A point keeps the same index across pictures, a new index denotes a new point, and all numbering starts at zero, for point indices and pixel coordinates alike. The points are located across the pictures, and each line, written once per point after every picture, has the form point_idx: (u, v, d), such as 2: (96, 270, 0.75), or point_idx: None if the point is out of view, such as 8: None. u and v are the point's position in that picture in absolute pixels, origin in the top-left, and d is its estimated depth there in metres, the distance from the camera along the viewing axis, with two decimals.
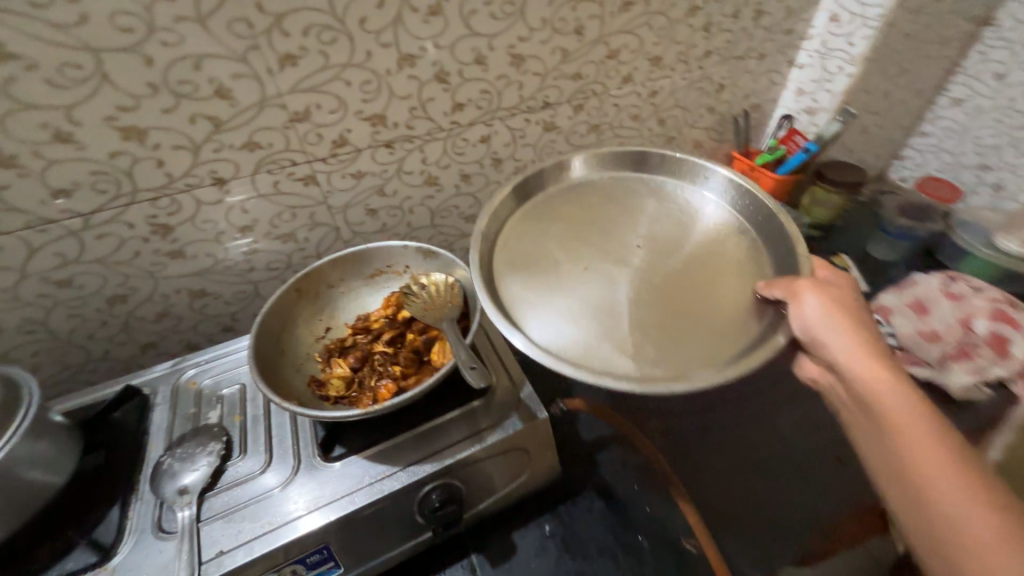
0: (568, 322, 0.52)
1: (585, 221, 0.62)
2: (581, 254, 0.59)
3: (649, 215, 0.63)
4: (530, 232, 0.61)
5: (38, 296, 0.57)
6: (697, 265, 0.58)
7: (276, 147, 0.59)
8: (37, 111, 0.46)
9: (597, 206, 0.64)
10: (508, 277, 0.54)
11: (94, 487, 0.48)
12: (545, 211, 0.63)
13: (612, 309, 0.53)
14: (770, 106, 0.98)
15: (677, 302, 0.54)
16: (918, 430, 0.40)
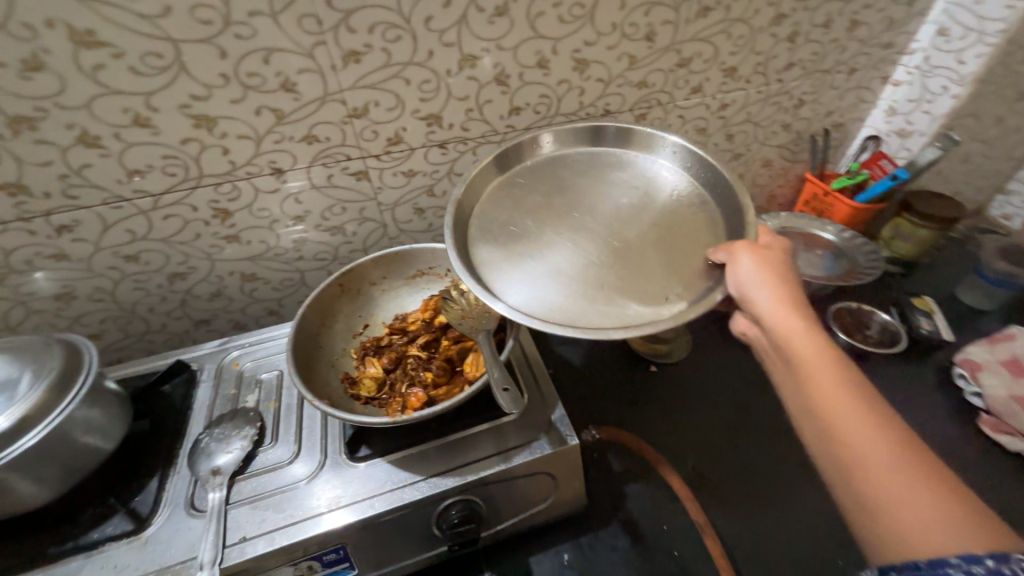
0: (543, 292, 0.47)
1: (554, 186, 0.56)
2: (552, 222, 0.53)
3: (618, 183, 0.56)
4: (496, 200, 0.55)
5: (109, 268, 0.61)
6: (674, 224, 0.52)
7: (333, 142, 0.60)
8: (120, 96, 0.49)
9: (561, 170, 0.58)
10: (488, 248, 0.50)
11: (139, 456, 0.50)
12: (519, 181, 0.57)
13: (584, 270, 0.49)
14: (854, 126, 0.89)
15: (649, 265, 0.49)
16: (841, 387, 0.36)
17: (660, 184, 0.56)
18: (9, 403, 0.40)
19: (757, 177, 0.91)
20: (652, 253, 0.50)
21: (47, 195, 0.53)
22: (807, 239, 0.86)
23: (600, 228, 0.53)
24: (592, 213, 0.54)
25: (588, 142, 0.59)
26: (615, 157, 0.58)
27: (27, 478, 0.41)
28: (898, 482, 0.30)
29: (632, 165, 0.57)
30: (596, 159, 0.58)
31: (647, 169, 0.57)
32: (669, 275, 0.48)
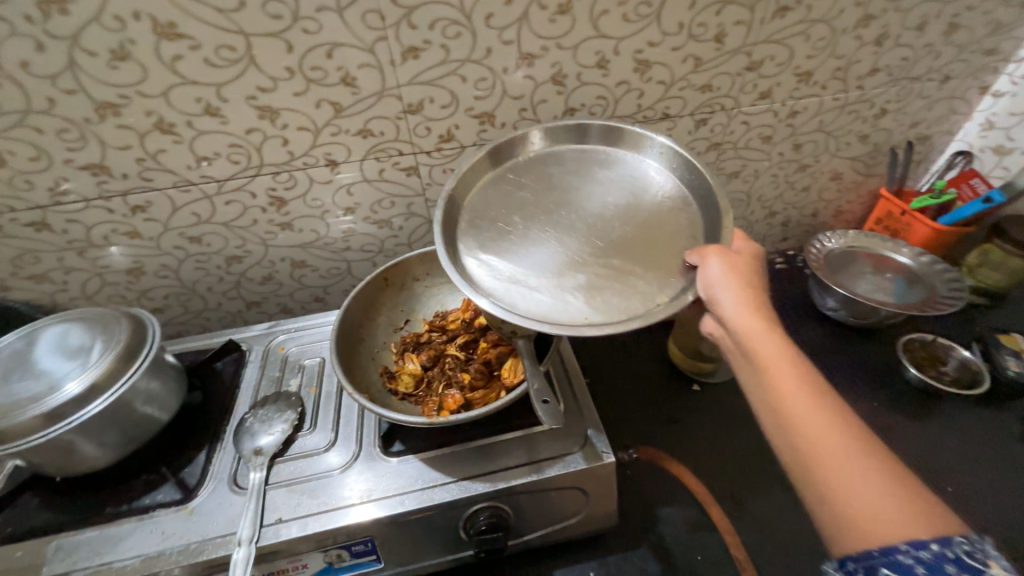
0: (528, 290, 0.46)
1: (542, 183, 0.54)
2: (538, 219, 0.51)
3: (605, 180, 0.54)
4: (483, 195, 0.54)
5: (175, 247, 0.65)
6: (659, 224, 0.51)
7: (387, 137, 0.61)
8: (194, 86, 0.52)
9: (550, 165, 0.56)
10: (479, 246, 0.49)
11: (189, 428, 0.53)
12: (504, 177, 0.55)
13: (566, 267, 0.48)
14: (942, 139, 0.81)
15: (629, 264, 0.48)
16: (803, 393, 0.38)
17: (645, 183, 0.53)
18: (83, 370, 0.43)
19: (825, 191, 0.84)
20: (632, 252, 0.49)
21: (125, 176, 0.57)
22: (875, 260, 0.80)
23: (583, 226, 0.51)
24: (575, 210, 0.52)
25: (580, 141, 0.56)
26: (604, 156, 0.56)
27: (92, 441, 0.44)
28: (854, 481, 0.33)
29: (620, 165, 0.55)
30: (586, 156, 0.56)
31: (634, 168, 0.55)
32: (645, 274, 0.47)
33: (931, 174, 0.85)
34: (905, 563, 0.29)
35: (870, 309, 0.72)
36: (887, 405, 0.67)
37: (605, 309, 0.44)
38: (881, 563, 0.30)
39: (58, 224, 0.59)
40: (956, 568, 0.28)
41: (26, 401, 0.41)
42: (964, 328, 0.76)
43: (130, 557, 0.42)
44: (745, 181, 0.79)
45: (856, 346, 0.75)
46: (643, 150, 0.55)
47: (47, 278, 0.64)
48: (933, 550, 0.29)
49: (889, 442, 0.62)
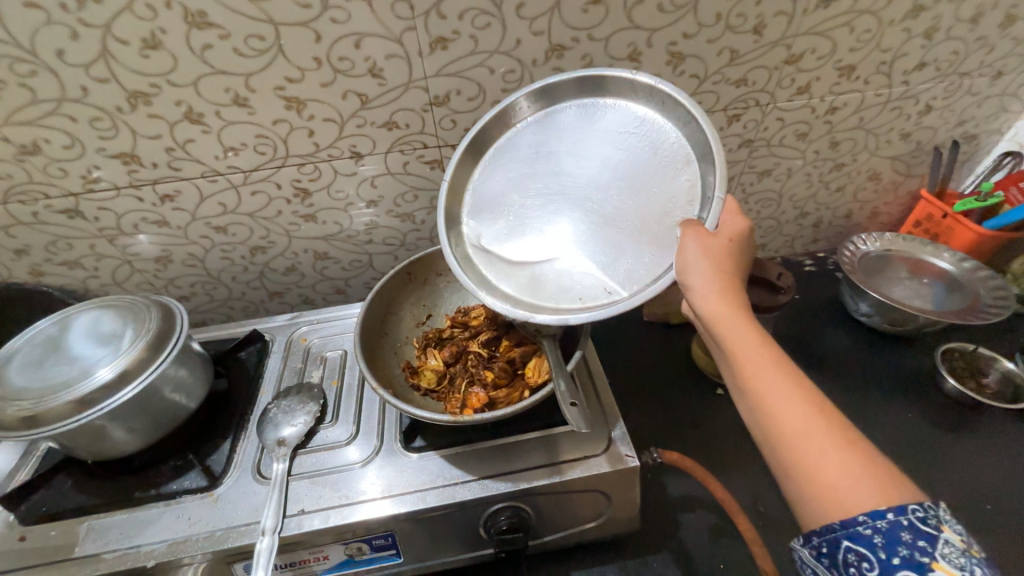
0: (518, 275, 0.47)
1: (539, 149, 0.50)
2: (532, 195, 0.49)
3: (604, 138, 0.47)
4: (488, 171, 0.53)
5: (201, 237, 0.66)
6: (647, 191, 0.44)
7: (412, 129, 0.60)
8: (223, 77, 0.52)
9: (546, 125, 0.51)
10: (476, 232, 0.51)
11: (215, 416, 0.54)
12: (507, 145, 0.52)
13: (553, 247, 0.47)
14: (989, 139, 0.77)
15: (611, 243, 0.45)
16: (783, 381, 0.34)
17: (645, 136, 0.46)
18: (115, 356, 0.44)
19: (861, 191, 0.81)
20: (616, 229, 0.45)
21: (155, 165, 0.57)
22: (913, 264, 0.77)
23: (575, 199, 0.48)
24: (569, 178, 0.48)
25: (578, 93, 0.49)
26: (605, 105, 0.48)
27: (123, 426, 0.45)
28: (821, 457, 0.31)
29: (626, 112, 0.47)
30: (586, 107, 0.49)
31: (638, 116, 0.46)
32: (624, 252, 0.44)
33: (976, 175, 0.81)
34: (865, 535, 0.29)
35: (907, 316, 0.69)
36: (922, 416, 0.64)
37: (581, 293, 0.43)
38: (842, 536, 0.29)
39: (90, 212, 0.60)
40: (911, 534, 0.28)
41: (60, 386, 0.42)
42: (1006, 338, 0.73)
43: (158, 542, 0.43)
44: (776, 179, 0.76)
45: (889, 354, 0.72)
46: (645, 93, 0.46)
47: (79, 265, 0.66)
48: (889, 519, 0.28)
49: (924, 455, 0.60)
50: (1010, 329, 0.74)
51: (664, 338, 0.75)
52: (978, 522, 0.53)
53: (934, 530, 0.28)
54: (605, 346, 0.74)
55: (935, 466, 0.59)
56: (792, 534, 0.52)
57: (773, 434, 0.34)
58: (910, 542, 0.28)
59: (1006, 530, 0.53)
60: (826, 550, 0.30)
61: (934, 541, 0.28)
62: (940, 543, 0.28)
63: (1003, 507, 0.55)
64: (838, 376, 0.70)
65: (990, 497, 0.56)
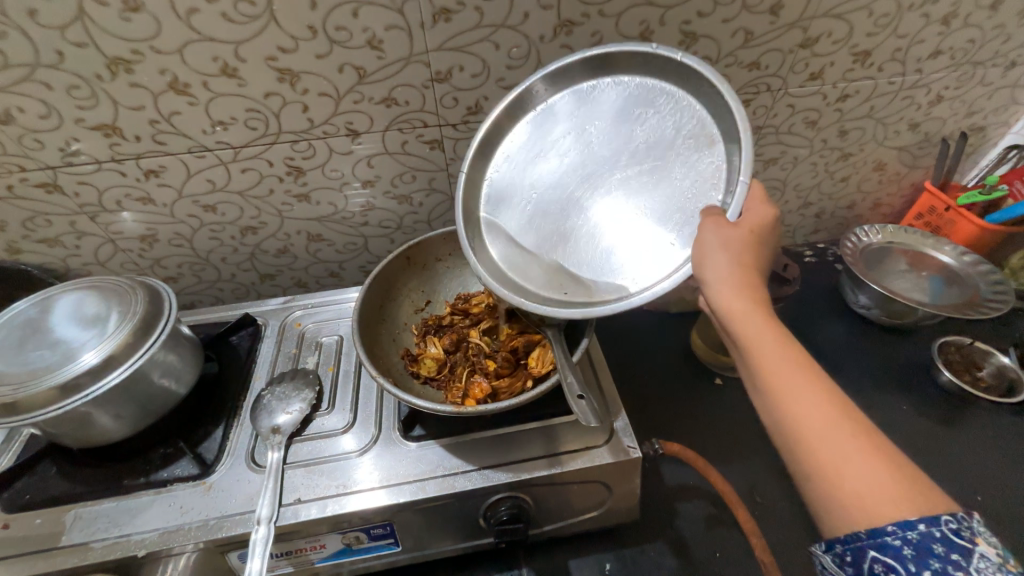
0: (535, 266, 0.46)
1: (557, 135, 0.49)
2: (551, 181, 0.48)
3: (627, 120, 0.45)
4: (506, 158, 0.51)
5: (189, 215, 0.63)
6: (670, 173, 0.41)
7: (412, 106, 0.57)
8: (211, 44, 0.48)
9: (564, 112, 0.49)
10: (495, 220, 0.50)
11: (206, 402, 0.52)
12: (525, 134, 0.51)
13: (571, 236, 0.45)
14: (996, 132, 0.76)
15: (627, 231, 0.42)
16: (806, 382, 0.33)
17: (670, 117, 0.43)
18: (100, 340, 0.42)
19: (865, 182, 0.80)
20: (634, 213, 0.42)
21: (138, 138, 0.54)
22: (913, 257, 0.77)
23: (593, 184, 0.45)
24: (588, 162, 0.46)
25: (599, 75, 0.47)
26: (629, 86, 0.46)
27: (110, 413, 0.43)
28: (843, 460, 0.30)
29: (652, 93, 0.44)
30: (610, 90, 0.46)
31: (664, 96, 0.43)
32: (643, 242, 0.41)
33: (980, 169, 0.80)
34: (893, 545, 0.27)
35: (906, 309, 0.69)
36: (916, 407, 0.65)
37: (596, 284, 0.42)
38: (869, 545, 0.28)
39: (70, 187, 0.57)
40: (944, 547, 0.27)
41: (42, 371, 0.40)
42: (1001, 332, 0.73)
43: (149, 531, 0.42)
44: (782, 168, 0.75)
45: (886, 346, 0.72)
46: (671, 70, 0.43)
47: (59, 242, 0.63)
48: (921, 530, 0.27)
49: (918, 447, 0.60)
50: (1004, 324, 0.74)
51: (663, 327, 0.74)
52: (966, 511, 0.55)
53: (969, 542, 0.27)
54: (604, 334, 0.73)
55: (928, 457, 0.59)
56: (787, 522, 0.53)
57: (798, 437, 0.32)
58: (944, 555, 0.26)
59: (994, 521, 0.54)
60: (850, 559, 0.29)
61: (969, 555, 0.26)
62: (975, 557, 0.26)
63: (993, 498, 0.56)
64: (835, 367, 0.70)
65: (981, 488, 0.57)
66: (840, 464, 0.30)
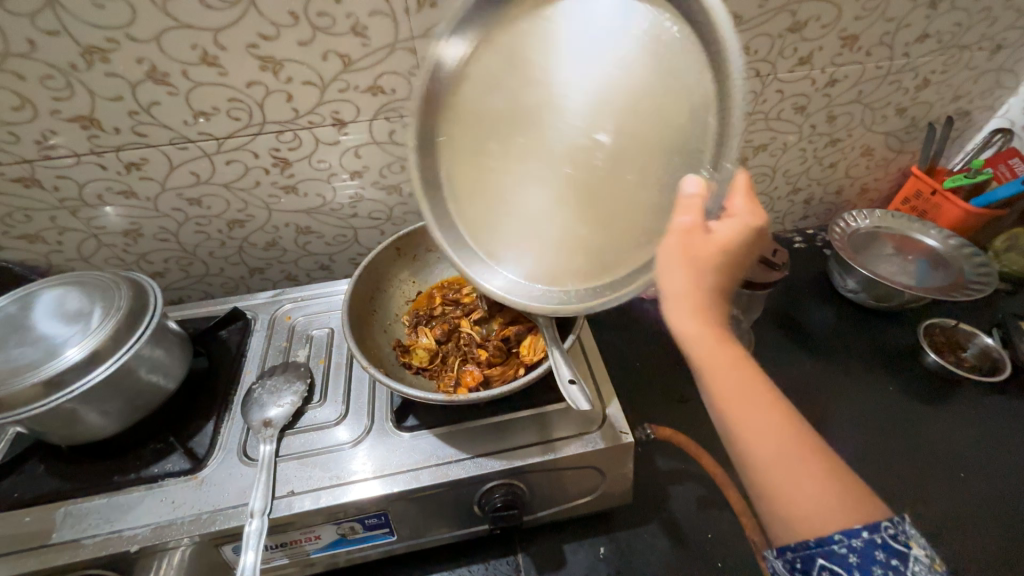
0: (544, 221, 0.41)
1: (504, 68, 0.39)
2: (517, 139, 0.40)
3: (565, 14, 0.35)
4: (443, 121, 0.43)
5: (173, 209, 0.62)
6: (640, 85, 0.33)
7: (399, 95, 0.56)
8: (190, 32, 0.47)
9: (499, 35, 0.39)
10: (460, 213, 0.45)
11: (196, 397, 0.52)
12: (482, 28, 0.39)
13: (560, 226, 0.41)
14: (982, 116, 0.77)
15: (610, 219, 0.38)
16: (759, 391, 0.33)
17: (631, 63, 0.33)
18: (84, 335, 0.41)
19: (853, 168, 0.81)
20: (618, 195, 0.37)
21: (117, 130, 0.53)
22: (900, 241, 0.77)
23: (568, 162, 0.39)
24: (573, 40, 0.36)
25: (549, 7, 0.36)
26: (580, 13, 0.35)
27: (97, 410, 0.43)
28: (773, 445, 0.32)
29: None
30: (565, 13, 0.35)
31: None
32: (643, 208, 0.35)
33: (966, 152, 0.81)
34: (839, 554, 0.29)
35: (893, 292, 0.70)
36: (902, 388, 0.66)
37: (603, 272, 0.39)
38: (817, 553, 0.29)
39: (48, 181, 0.56)
40: (884, 554, 0.28)
41: (25, 368, 0.40)
42: (985, 314, 0.75)
43: (141, 526, 0.42)
44: (772, 154, 0.75)
45: (875, 329, 0.73)
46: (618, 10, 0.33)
47: (40, 238, 0.61)
48: (864, 538, 0.29)
49: (904, 427, 0.62)
50: (989, 305, 0.76)
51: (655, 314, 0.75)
52: (950, 489, 0.56)
53: (903, 547, 0.29)
54: (596, 323, 0.74)
55: (914, 437, 0.61)
56: None
57: (751, 452, 0.32)
58: (884, 562, 0.28)
59: (976, 497, 0.55)
60: (800, 565, 0.30)
61: (905, 560, 0.28)
62: (911, 561, 0.28)
63: (974, 474, 0.57)
64: (824, 351, 0.71)
65: (964, 465, 0.58)
66: (772, 454, 0.32)
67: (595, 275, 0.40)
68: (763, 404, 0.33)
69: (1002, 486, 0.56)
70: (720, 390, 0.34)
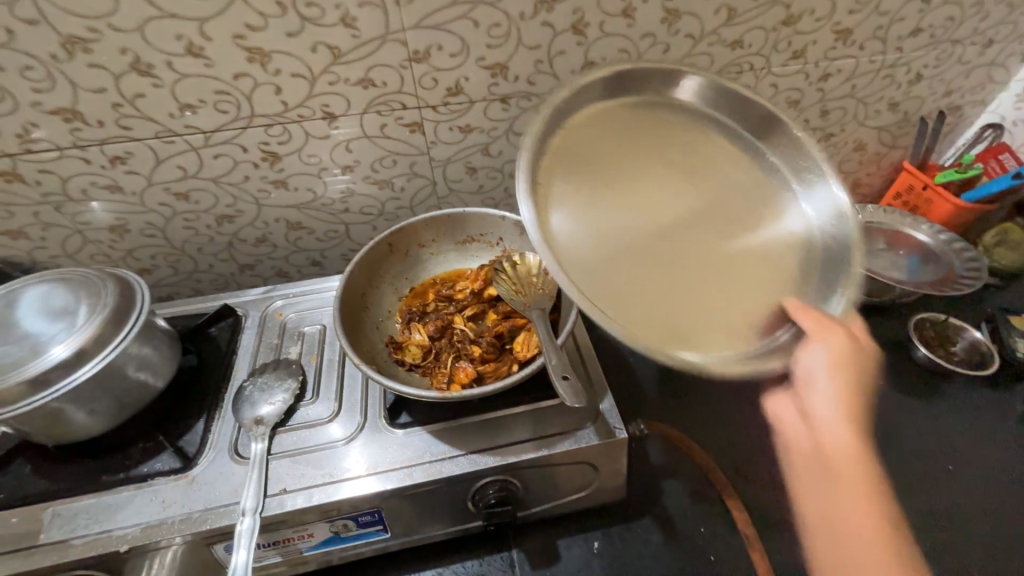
0: (621, 260, 0.40)
1: (669, 154, 0.47)
2: (630, 184, 0.44)
3: (701, 139, 0.49)
4: (579, 133, 0.45)
5: (160, 204, 0.61)
6: (753, 202, 0.46)
7: (390, 88, 0.56)
8: (174, 22, 0.46)
9: (675, 128, 0.49)
10: (545, 196, 0.40)
11: (186, 395, 0.51)
12: (688, 117, 0.49)
13: (646, 278, 0.40)
14: (973, 110, 0.77)
15: (705, 287, 0.41)
16: (855, 487, 0.38)
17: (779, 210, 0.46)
18: (69, 333, 0.41)
19: (846, 162, 0.81)
20: (728, 280, 0.42)
21: (100, 123, 0.52)
22: (891, 236, 0.78)
23: (695, 245, 0.43)
24: (754, 171, 0.48)
25: (742, 134, 0.49)
26: (760, 157, 0.48)
27: (84, 408, 0.42)
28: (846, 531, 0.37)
29: (724, 91, 0.48)
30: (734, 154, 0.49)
31: (750, 137, 0.49)
32: (732, 284, 0.42)
33: (957, 147, 0.82)
34: None
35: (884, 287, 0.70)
36: (892, 382, 0.66)
37: (683, 315, 0.39)
38: None
39: (31, 175, 0.54)
40: None
41: (8, 366, 0.39)
42: (973, 308, 0.75)
43: (130, 526, 0.41)
44: None
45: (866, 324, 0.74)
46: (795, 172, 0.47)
47: (23, 234, 0.60)
48: None
49: (894, 421, 0.62)
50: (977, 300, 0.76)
51: None
52: (938, 481, 0.57)
53: None
54: None
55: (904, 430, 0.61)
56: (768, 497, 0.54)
57: (846, 540, 0.37)
58: None
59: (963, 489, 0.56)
60: None
61: None
62: None
63: (961, 466, 0.58)
64: None
65: (951, 457, 0.59)
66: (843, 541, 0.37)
67: (676, 316, 0.39)
68: (851, 500, 0.38)
69: (988, 478, 0.57)
70: (823, 480, 0.39)
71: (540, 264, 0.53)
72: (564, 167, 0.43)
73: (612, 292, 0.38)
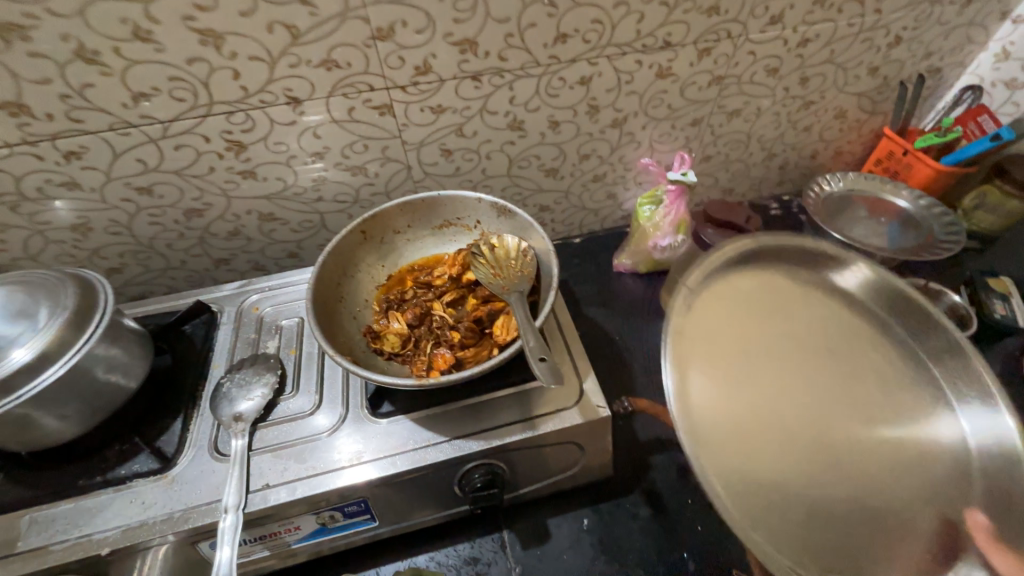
0: (792, 477, 0.37)
1: (815, 333, 0.46)
2: (777, 368, 0.43)
3: (841, 315, 0.48)
4: (717, 303, 0.44)
5: (123, 200, 0.58)
6: (878, 361, 0.45)
7: (355, 68, 0.53)
8: (117, 4, 0.43)
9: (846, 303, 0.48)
10: (682, 355, 0.39)
11: (162, 395, 0.50)
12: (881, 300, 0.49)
13: (801, 499, 0.37)
14: (952, 73, 0.76)
15: (845, 514, 0.37)
16: None
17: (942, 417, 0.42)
18: (29, 337, 0.39)
19: (827, 131, 0.80)
20: (883, 497, 0.38)
21: (49, 117, 0.49)
22: (872, 204, 0.78)
23: (829, 451, 0.40)
24: (917, 356, 0.45)
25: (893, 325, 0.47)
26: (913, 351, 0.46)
27: (53, 414, 0.41)
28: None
29: (886, 288, 0.48)
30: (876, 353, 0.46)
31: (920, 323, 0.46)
32: (865, 455, 0.40)
33: (938, 112, 0.81)
34: None
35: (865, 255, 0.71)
36: None
37: (798, 497, 0.37)
38: None
39: None
40: None
41: None
42: (951, 272, 0.76)
43: (111, 529, 0.41)
44: (746, 120, 0.74)
45: None
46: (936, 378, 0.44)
47: None
48: None
49: None
50: (956, 263, 0.77)
51: (634, 287, 0.76)
52: None
53: None
54: (575, 299, 0.74)
55: None
56: None
57: None
58: None
59: None
60: None
61: None
62: None
63: None
64: None
65: None
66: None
67: (800, 513, 0.36)
68: None
69: None
70: None
71: (518, 245, 0.52)
72: (700, 340, 0.41)
73: (763, 501, 0.35)
